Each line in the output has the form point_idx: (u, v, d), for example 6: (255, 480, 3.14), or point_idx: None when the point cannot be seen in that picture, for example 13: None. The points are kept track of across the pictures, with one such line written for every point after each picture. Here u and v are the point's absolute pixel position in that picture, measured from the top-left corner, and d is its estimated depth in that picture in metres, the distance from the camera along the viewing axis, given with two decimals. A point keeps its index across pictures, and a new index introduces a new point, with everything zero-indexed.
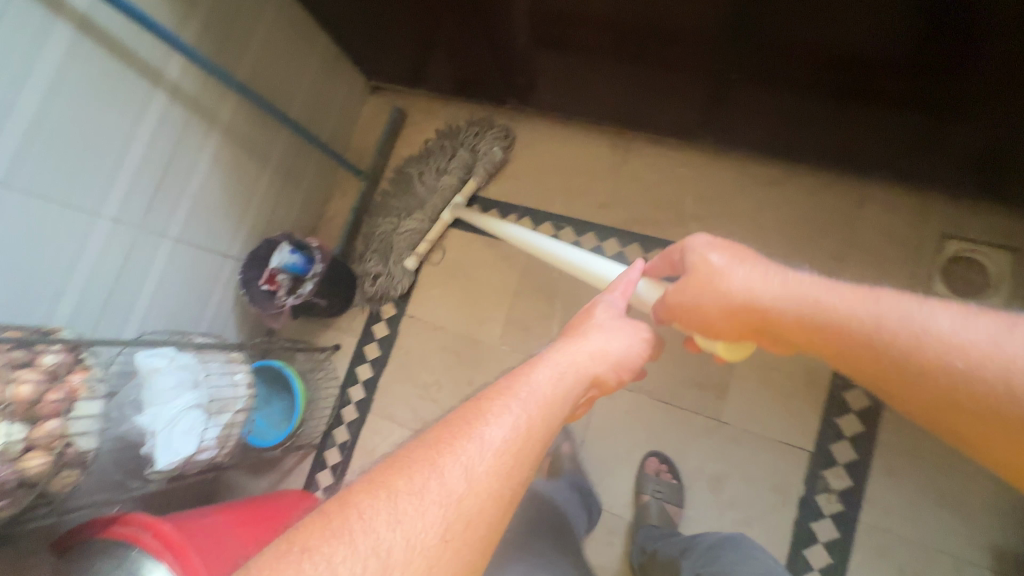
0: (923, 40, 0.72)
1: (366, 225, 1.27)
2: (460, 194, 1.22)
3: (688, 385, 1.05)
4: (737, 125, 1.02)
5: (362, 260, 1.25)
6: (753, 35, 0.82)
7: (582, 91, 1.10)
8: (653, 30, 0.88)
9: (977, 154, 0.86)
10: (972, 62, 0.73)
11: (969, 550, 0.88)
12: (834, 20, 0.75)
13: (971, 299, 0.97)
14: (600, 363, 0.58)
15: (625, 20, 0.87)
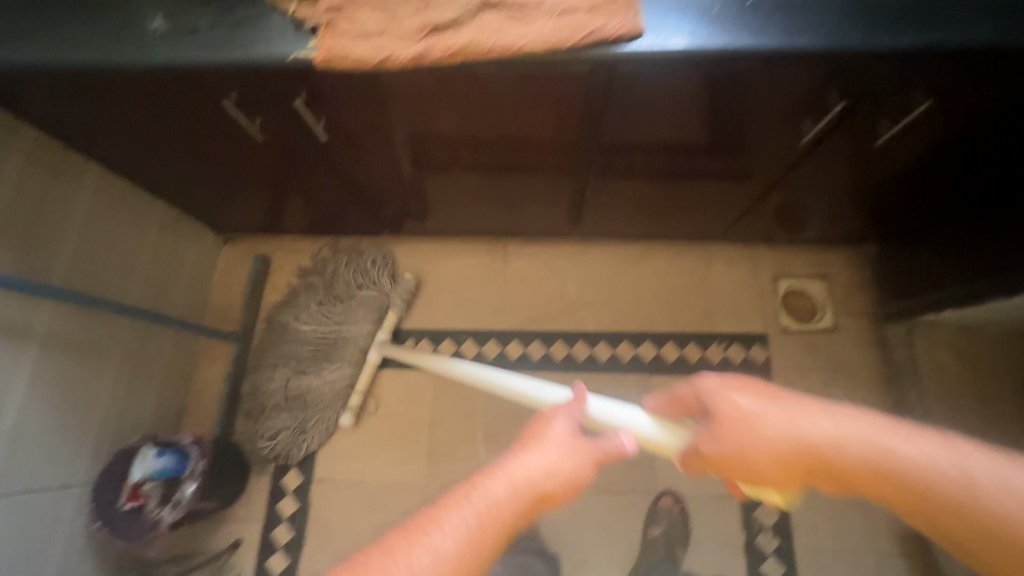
0: (732, 150, 0.86)
1: (265, 385, 1.13)
2: (380, 330, 1.15)
3: (620, 466, 1.08)
4: (596, 221, 1.13)
5: (271, 431, 1.10)
6: (598, 164, 0.91)
7: (454, 214, 1.13)
8: (509, 169, 0.93)
9: (789, 211, 1.06)
10: (772, 161, 0.88)
11: (881, 542, 1.01)
12: (664, 145, 0.85)
13: (810, 323, 1.17)
14: (558, 476, 0.50)
15: (482, 165, 0.92)
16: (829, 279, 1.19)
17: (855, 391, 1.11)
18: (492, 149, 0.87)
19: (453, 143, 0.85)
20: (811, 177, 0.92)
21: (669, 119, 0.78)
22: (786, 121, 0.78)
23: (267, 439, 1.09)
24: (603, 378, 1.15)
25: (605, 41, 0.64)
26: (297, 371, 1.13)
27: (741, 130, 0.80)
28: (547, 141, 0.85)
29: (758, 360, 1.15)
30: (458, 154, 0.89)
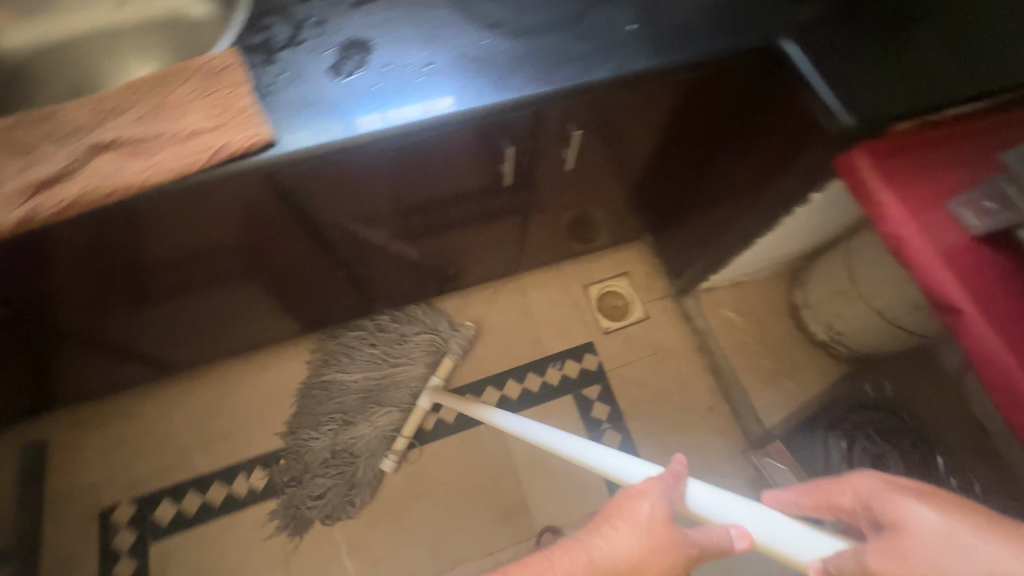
0: (469, 194, 0.82)
1: (316, 439, 1.07)
2: (434, 375, 1.12)
3: (495, 521, 1.06)
4: (390, 284, 1.06)
5: (303, 498, 1.03)
6: (343, 239, 0.83)
7: (246, 328, 1.04)
8: (249, 269, 0.82)
9: (601, 179, 0.93)
10: (517, 189, 0.86)
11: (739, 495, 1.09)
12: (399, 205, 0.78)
13: (626, 318, 1.26)
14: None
15: (213, 277, 0.80)
16: (629, 274, 1.30)
17: (681, 366, 1.20)
18: (207, 258, 0.75)
19: (169, 278, 0.77)
20: (563, 188, 0.92)
21: (377, 200, 0.74)
22: (488, 162, 0.72)
23: (312, 502, 1.03)
24: (457, 438, 1.12)
25: (234, 154, 0.50)
26: (343, 425, 1.08)
27: (460, 177, 0.75)
28: (266, 236, 0.74)
29: (591, 368, 1.20)
30: (179, 275, 0.77)
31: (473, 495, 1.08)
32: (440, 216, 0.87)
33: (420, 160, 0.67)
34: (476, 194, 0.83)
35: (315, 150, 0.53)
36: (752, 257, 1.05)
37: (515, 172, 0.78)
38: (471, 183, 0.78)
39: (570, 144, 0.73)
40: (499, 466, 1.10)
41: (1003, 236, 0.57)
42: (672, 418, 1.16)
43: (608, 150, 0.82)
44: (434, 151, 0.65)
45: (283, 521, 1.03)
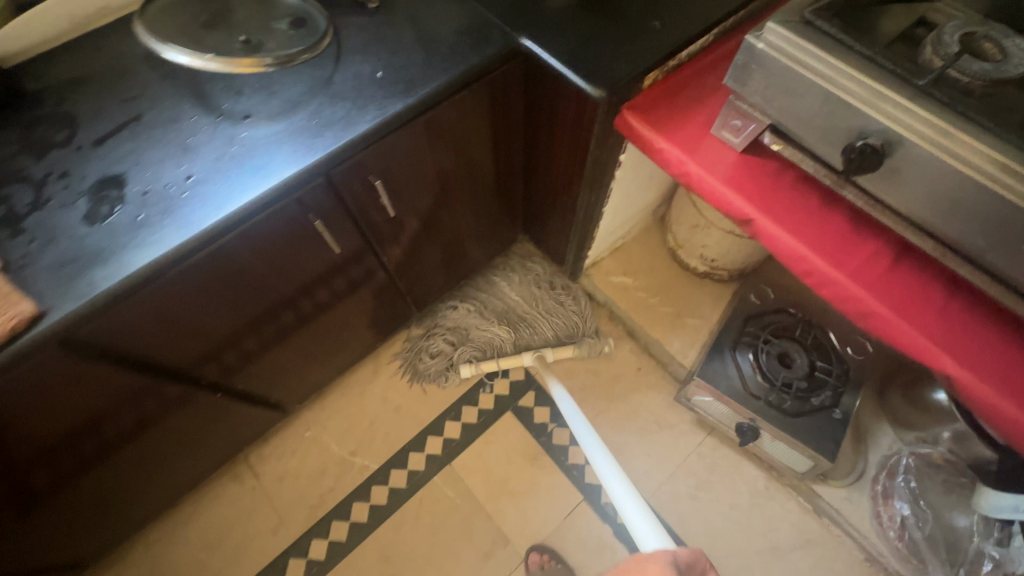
0: (321, 277, 0.82)
1: (496, 289, 1.26)
2: (551, 347, 1.19)
3: (480, 563, 1.04)
4: (291, 382, 1.02)
5: (467, 322, 1.21)
6: (216, 367, 0.80)
7: (154, 490, 0.96)
8: (123, 432, 0.77)
9: (446, 211, 0.95)
10: (367, 253, 0.86)
11: (692, 439, 1.13)
12: (255, 314, 0.77)
13: None
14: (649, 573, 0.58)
15: (84, 455, 0.74)
16: None
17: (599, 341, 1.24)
18: (75, 436, 0.70)
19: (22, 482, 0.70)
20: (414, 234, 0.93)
21: (217, 322, 0.72)
22: (312, 241, 0.72)
23: (424, 360, 1.19)
24: (415, 501, 1.09)
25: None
26: (478, 313, 1.21)
27: (298, 265, 0.75)
28: (127, 393, 0.70)
29: (520, 378, 1.21)
30: (45, 466, 0.71)
31: (451, 548, 1.05)
32: (304, 308, 0.86)
33: (237, 266, 0.66)
34: (322, 274, 0.81)
35: (98, 300, 0.51)
36: (610, 223, 1.12)
37: (347, 241, 0.79)
38: (307, 265, 0.77)
39: (382, 194, 0.75)
40: (465, 510, 1.08)
41: (761, 148, 0.64)
42: (608, 393, 1.19)
43: (432, 185, 0.85)
44: (247, 254, 0.65)
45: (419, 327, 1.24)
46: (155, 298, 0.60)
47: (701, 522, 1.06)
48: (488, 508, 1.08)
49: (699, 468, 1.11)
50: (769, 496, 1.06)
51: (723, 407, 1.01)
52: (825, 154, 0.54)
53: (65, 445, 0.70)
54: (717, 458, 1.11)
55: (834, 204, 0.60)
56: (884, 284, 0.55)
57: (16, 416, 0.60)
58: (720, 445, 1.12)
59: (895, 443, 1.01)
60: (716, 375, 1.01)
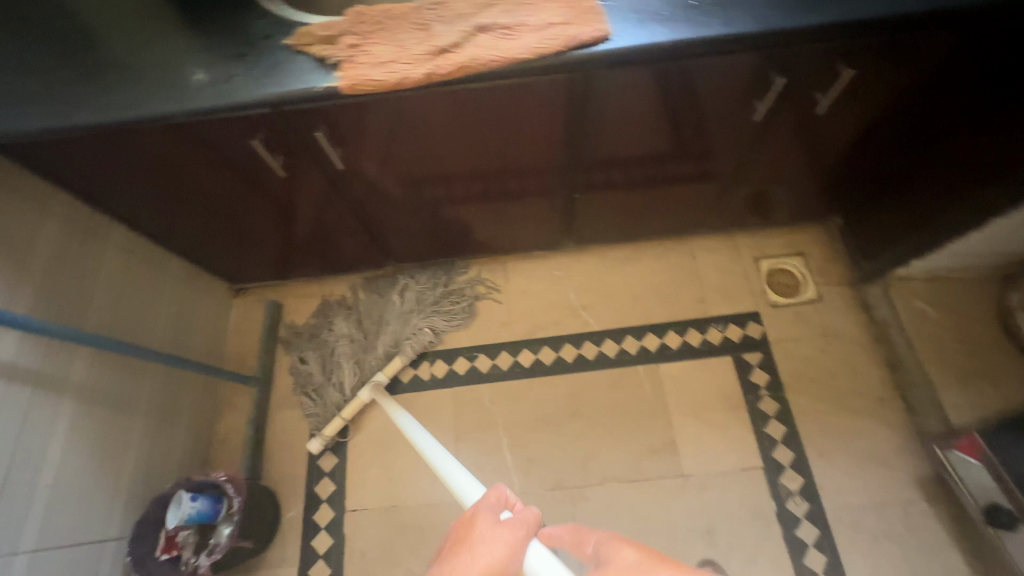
0: (701, 143, 0.94)
1: (385, 294, 1.26)
2: (382, 371, 1.18)
3: (645, 454, 1.12)
4: (584, 220, 1.18)
5: (326, 347, 1.23)
6: (583, 170, 0.98)
7: (458, 242, 1.21)
8: (504, 180, 0.98)
9: (828, 144, 0.98)
10: (748, 143, 0.96)
11: (904, 493, 1.04)
12: (647, 141, 0.92)
13: (794, 297, 1.25)
14: (471, 534, 0.53)
15: (477, 178, 0.96)
16: (805, 255, 1.29)
17: (850, 352, 1.17)
18: (490, 160, 0.91)
19: (438, 171, 0.93)
20: (783, 150, 0.99)
21: (632, 118, 0.85)
22: (740, 95, 0.83)
23: (299, 371, 1.22)
24: (614, 373, 1.19)
25: (581, 45, 0.62)
26: (346, 322, 1.25)
27: (709, 117, 0.87)
28: (542, 150, 0.90)
29: (754, 336, 1.21)
30: (459, 170, 0.93)
31: (627, 427, 1.14)
32: (656, 160, 0.99)
33: (694, 82, 0.79)
34: (713, 125, 0.90)
35: None
36: (966, 247, 1.02)
37: (759, 117, 0.89)
38: (721, 108, 0.86)
39: (835, 85, 0.83)
40: (652, 406, 1.16)
41: None
42: (838, 399, 1.14)
43: (852, 98, 0.86)
44: (708, 71, 0.77)
45: (303, 339, 1.25)
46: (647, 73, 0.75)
47: (869, 562, 1.00)
48: (671, 418, 1.14)
49: (897, 520, 1.03)
50: None
51: (985, 476, 0.91)
52: None
53: (483, 162, 0.91)
54: (923, 525, 1.02)
55: None
56: None
57: (496, 113, 0.80)
58: (934, 518, 1.02)
59: None
60: (997, 443, 0.90)
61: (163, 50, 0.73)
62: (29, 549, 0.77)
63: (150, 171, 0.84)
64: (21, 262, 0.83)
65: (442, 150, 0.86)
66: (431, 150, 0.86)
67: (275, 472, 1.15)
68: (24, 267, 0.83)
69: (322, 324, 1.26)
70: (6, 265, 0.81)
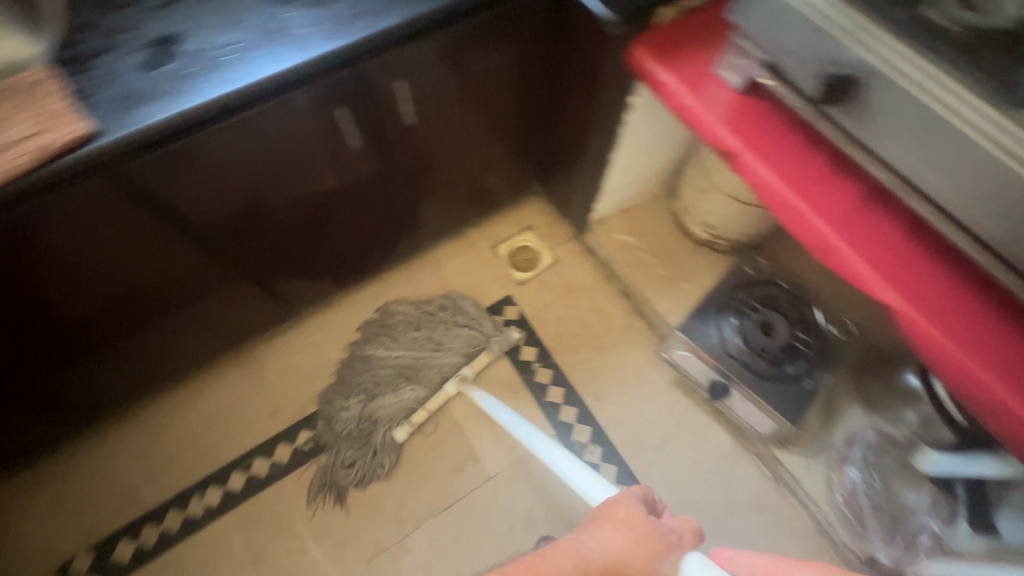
0: (343, 183, 0.95)
1: (370, 361, 1.18)
2: (466, 366, 1.18)
3: (450, 475, 1.11)
4: (300, 285, 1.13)
5: (360, 446, 1.11)
6: (238, 247, 0.94)
7: (172, 361, 1.09)
8: (155, 288, 0.90)
9: (467, 141, 1.06)
10: (391, 167, 0.99)
11: (668, 397, 1.17)
12: (284, 200, 0.90)
13: (536, 267, 1.33)
14: (615, 512, 0.67)
15: (119, 298, 0.87)
16: (533, 226, 1.38)
17: (593, 296, 1.29)
18: (112, 277, 0.83)
19: (57, 310, 0.82)
20: (431, 159, 1.05)
21: (236, 184, 0.81)
22: (330, 134, 0.83)
23: (343, 474, 1.08)
24: None
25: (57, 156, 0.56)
26: (329, 455, 1.11)
27: (324, 161, 0.88)
28: (165, 247, 0.84)
29: (514, 317, 1.27)
30: (83, 299, 0.83)
31: (427, 458, 1.12)
32: (318, 211, 0.98)
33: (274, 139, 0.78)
34: (336, 158, 0.89)
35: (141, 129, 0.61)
36: (621, 179, 1.16)
37: (367, 144, 0.91)
38: (325, 146, 0.85)
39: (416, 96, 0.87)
40: (444, 426, 1.15)
41: (759, 87, 0.67)
42: (596, 343, 1.24)
43: (448, 101, 0.93)
44: (273, 126, 0.75)
45: (326, 467, 1.10)
46: (205, 148, 0.72)
47: (662, 472, 1.11)
48: (464, 428, 1.15)
49: (670, 424, 1.15)
50: (733, 460, 1.11)
51: (697, 362, 1.07)
52: (800, 83, 0.57)
53: (91, 276, 0.80)
54: (689, 418, 1.15)
55: (818, 148, 0.64)
56: (850, 225, 0.60)
57: (63, 237, 0.72)
58: (695, 407, 1.16)
59: (862, 423, 1.04)
60: (692, 333, 1.06)
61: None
62: None
63: None
64: None
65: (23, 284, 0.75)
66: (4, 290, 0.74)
67: None
68: None
69: (325, 430, 1.13)
70: None
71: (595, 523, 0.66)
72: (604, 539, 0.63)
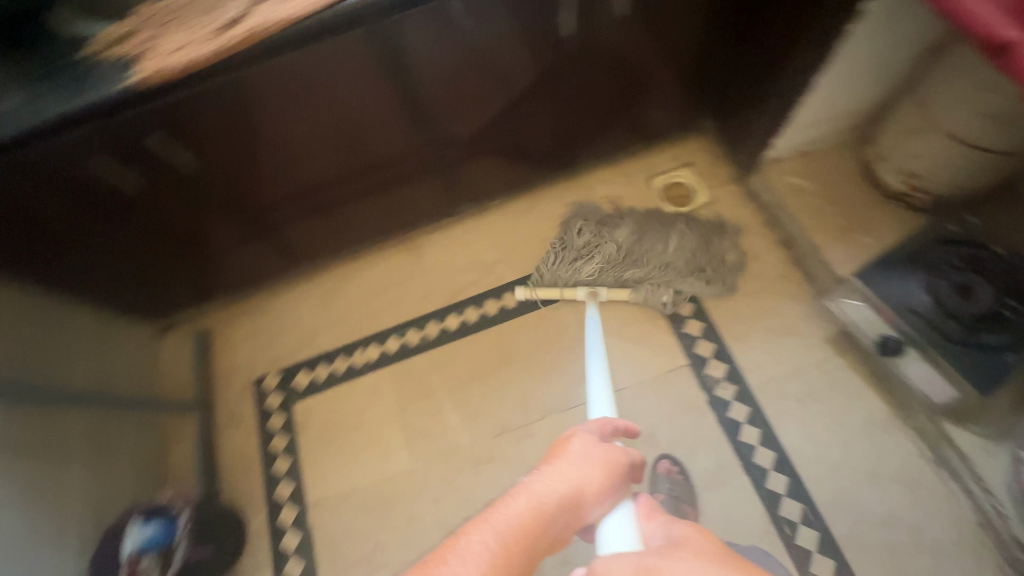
0: (539, 83, 1.04)
1: (663, 236, 1.23)
2: (604, 290, 1.22)
3: (579, 379, 1.16)
4: (473, 185, 1.25)
5: (599, 232, 1.26)
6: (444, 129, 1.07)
7: (359, 233, 1.27)
8: (372, 157, 1.07)
9: (656, 58, 1.08)
10: (585, 73, 1.06)
11: (819, 353, 1.11)
12: (488, 91, 1.02)
13: (691, 204, 1.30)
14: (568, 448, 0.63)
15: (347, 158, 1.05)
16: (692, 164, 1.34)
17: (748, 241, 1.24)
18: (349, 136, 1.00)
19: (305, 158, 1.02)
20: (619, 71, 1.08)
21: (452, 59, 0.93)
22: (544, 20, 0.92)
23: (574, 239, 1.26)
24: (537, 315, 1.23)
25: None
26: (597, 223, 1.28)
27: (531, 51, 0.97)
28: (391, 116, 1.00)
29: None
30: (327, 151, 1.02)
31: (559, 360, 1.19)
32: (508, 109, 1.08)
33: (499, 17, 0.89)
34: (533, 43, 0.96)
35: None
36: (805, 116, 1.08)
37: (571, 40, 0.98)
38: (531, 26, 0.93)
39: None
40: (576, 334, 1.21)
41: None
42: (745, 287, 1.19)
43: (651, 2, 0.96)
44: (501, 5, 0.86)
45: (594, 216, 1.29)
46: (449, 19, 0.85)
47: (800, 423, 1.06)
48: None
49: (816, 380, 1.09)
50: (885, 429, 1.03)
51: (869, 313, 1.01)
52: None
53: (336, 131, 0.98)
54: (840, 378, 1.08)
55: None
56: None
57: (329, 86, 0.89)
58: (849, 369, 1.08)
59: None
60: (869, 279, 0.99)
61: (35, 90, 0.81)
62: None
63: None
64: None
65: (286, 126, 0.94)
66: (281, 130, 0.94)
67: (233, 488, 1.16)
68: None
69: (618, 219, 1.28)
70: None
71: (549, 461, 0.62)
72: (554, 474, 0.59)
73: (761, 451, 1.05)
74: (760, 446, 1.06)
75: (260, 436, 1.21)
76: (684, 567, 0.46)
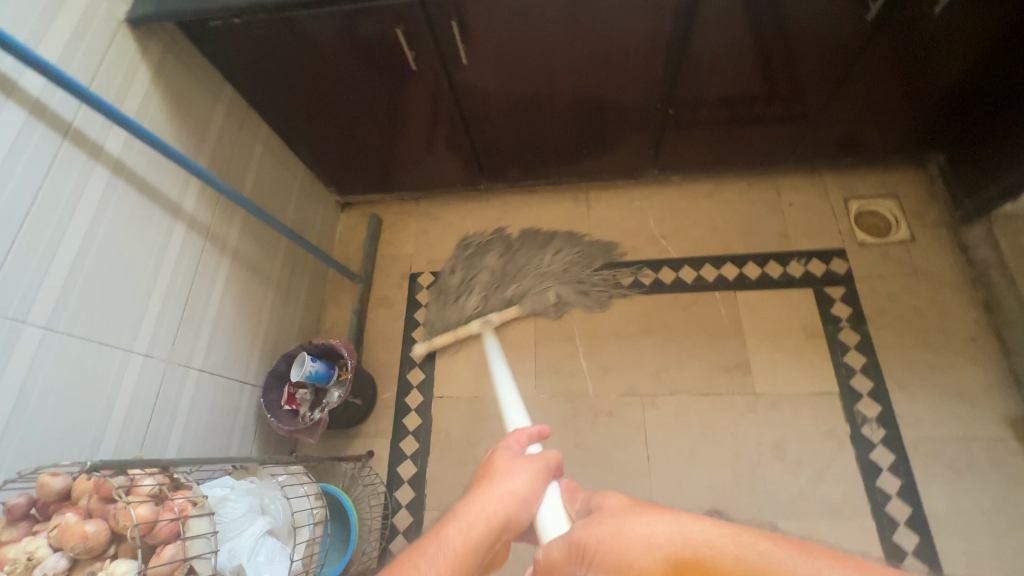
0: (800, 67, 1.01)
1: (535, 253, 1.30)
2: (496, 313, 1.23)
3: (719, 371, 1.16)
4: (673, 153, 1.24)
5: (473, 271, 1.31)
6: (684, 90, 1.06)
7: (546, 168, 1.31)
8: (603, 97, 1.09)
9: (933, 74, 1.00)
10: (853, 70, 1.00)
11: (991, 428, 1.03)
12: (748, 61, 0.99)
13: (888, 237, 1.22)
14: (496, 470, 0.62)
15: (581, 93, 1.08)
16: (900, 196, 1.25)
17: (942, 292, 1.15)
18: (597, 71, 1.02)
19: (546, 82, 1.05)
20: (888, 78, 1.01)
21: (736, 22, 0.92)
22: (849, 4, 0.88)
23: (451, 279, 1.30)
24: (690, 297, 1.23)
25: None
26: (460, 259, 1.33)
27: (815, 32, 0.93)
28: (644, 63, 1.00)
29: (839, 272, 1.21)
30: (569, 81, 1.05)
31: (703, 346, 1.18)
32: (751, 87, 1.05)
33: None
34: (821, 28, 0.93)
35: None
36: None
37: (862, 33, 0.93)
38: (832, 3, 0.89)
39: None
40: (727, 328, 1.19)
41: None
42: (925, 336, 1.12)
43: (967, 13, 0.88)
44: None
45: (463, 250, 1.35)
46: None
47: (948, 489, 1.00)
48: (747, 340, 1.17)
49: (979, 454, 1.02)
50: None
51: None
52: None
53: (589, 64, 1.01)
54: (1008, 460, 1.00)
55: None
56: None
57: (609, 17, 0.92)
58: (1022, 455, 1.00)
59: None
60: None
61: None
62: (198, 367, 0.94)
63: (287, 64, 1.00)
64: (201, 126, 0.98)
65: (550, 48, 0.97)
66: (543, 49, 0.98)
67: (373, 359, 1.29)
68: (203, 130, 0.98)
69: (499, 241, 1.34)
70: (193, 129, 0.96)
71: (478, 484, 0.60)
72: (484, 496, 0.58)
73: (896, 502, 1.00)
74: (896, 497, 1.01)
75: (405, 324, 1.32)
76: (609, 527, 0.49)
